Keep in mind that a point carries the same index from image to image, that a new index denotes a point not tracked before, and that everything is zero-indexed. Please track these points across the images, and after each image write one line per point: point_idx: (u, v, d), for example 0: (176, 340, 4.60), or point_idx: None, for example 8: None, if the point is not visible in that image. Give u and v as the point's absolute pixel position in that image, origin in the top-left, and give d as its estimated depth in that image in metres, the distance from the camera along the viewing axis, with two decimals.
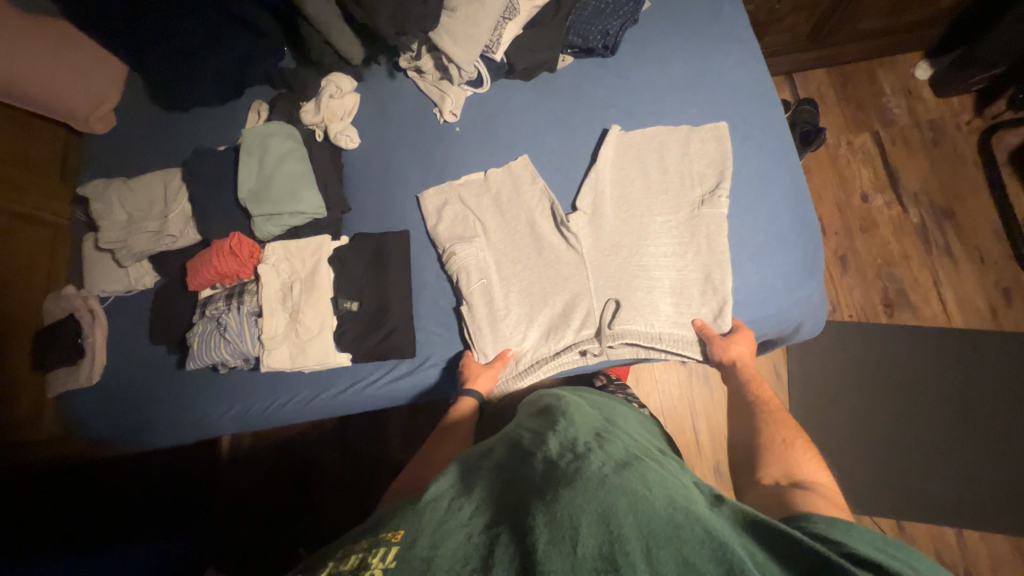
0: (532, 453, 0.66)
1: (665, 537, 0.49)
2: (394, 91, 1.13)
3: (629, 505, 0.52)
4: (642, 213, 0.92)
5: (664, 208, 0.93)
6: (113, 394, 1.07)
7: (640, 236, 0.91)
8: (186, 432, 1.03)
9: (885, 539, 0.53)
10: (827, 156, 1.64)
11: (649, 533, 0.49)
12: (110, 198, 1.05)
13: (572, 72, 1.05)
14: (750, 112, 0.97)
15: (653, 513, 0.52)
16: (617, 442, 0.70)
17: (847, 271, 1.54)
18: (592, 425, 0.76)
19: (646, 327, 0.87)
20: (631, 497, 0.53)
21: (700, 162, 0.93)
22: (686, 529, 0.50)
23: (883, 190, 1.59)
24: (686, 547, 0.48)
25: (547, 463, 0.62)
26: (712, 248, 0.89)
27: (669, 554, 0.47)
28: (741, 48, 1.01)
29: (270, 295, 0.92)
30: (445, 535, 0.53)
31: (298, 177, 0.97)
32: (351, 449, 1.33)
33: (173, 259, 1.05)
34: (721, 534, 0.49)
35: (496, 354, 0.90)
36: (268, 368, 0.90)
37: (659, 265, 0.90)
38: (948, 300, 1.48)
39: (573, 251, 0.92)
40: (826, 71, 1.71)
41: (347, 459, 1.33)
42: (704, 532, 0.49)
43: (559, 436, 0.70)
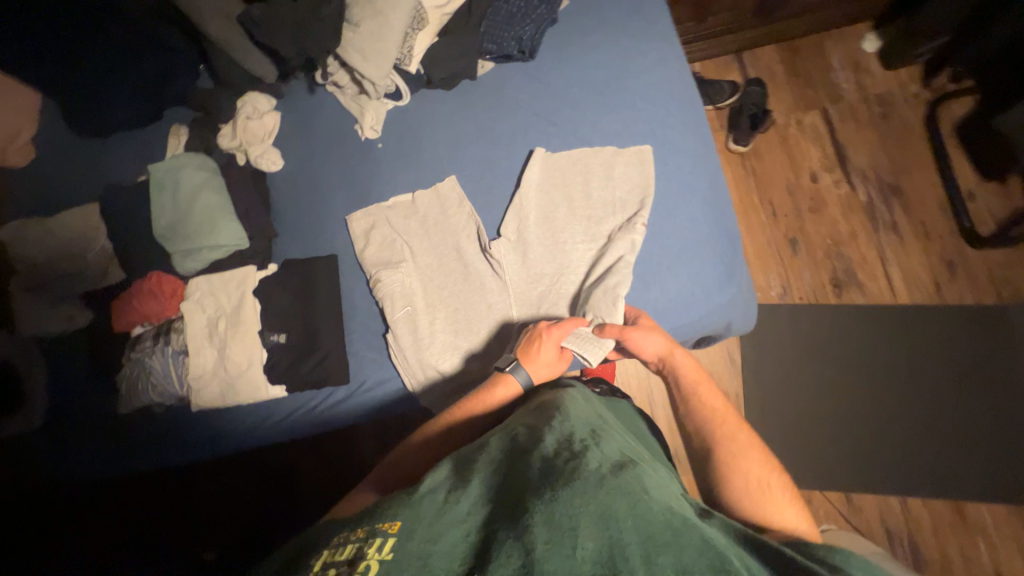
0: (529, 443, 0.62)
1: (664, 542, 0.49)
2: (315, 107, 1.09)
3: (628, 508, 0.51)
4: (563, 240, 0.91)
5: (585, 236, 0.91)
6: (37, 437, 0.99)
7: (560, 264, 0.91)
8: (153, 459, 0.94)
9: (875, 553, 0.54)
10: (777, 137, 1.62)
11: (646, 538, 0.49)
12: (28, 239, 1.03)
13: (492, 79, 1.02)
14: (671, 114, 0.95)
15: (652, 518, 0.51)
16: (613, 437, 0.66)
17: (798, 253, 1.55)
18: (585, 410, 0.71)
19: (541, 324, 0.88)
20: (632, 501, 0.52)
21: (623, 188, 0.90)
22: (685, 535, 0.50)
23: (832, 169, 1.58)
24: (681, 554, 0.48)
25: (542, 456, 0.59)
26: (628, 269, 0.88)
27: (666, 558, 0.48)
28: (660, 47, 0.98)
29: (195, 332, 0.92)
30: (443, 530, 0.51)
31: (214, 212, 0.95)
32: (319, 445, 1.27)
33: (101, 298, 1.04)
34: (715, 544, 0.50)
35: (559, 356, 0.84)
36: (199, 407, 0.91)
37: (578, 285, 0.89)
38: (894, 277, 1.50)
39: (496, 277, 0.92)
40: (775, 47, 1.68)
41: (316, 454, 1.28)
42: (698, 541, 0.50)
43: (555, 422, 0.66)
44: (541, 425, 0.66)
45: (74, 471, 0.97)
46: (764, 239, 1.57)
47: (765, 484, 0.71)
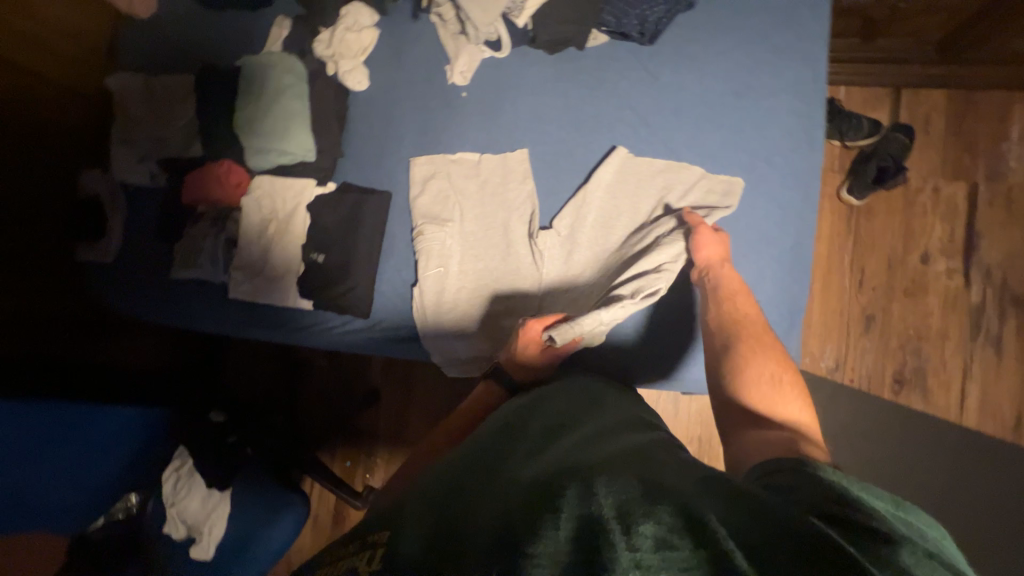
0: (517, 444, 0.63)
1: (646, 512, 0.42)
2: (413, 35, 1.05)
3: (609, 484, 0.47)
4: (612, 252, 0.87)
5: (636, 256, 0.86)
6: (102, 274, 1.12)
7: (601, 275, 0.88)
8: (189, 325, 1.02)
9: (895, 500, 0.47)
10: (901, 200, 1.40)
11: (625, 505, 0.44)
12: (134, 95, 1.11)
13: (600, 54, 0.92)
14: (781, 153, 0.84)
15: (631, 488, 0.46)
16: (593, 430, 0.64)
17: (869, 333, 1.39)
18: (576, 408, 0.70)
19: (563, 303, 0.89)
20: (612, 479, 0.48)
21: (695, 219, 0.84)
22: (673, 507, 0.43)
23: (951, 255, 1.37)
24: (657, 515, 0.42)
25: (526, 454, 0.60)
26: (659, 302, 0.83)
27: (648, 527, 0.41)
28: (799, 72, 0.85)
29: (248, 228, 0.97)
30: (430, 536, 0.48)
31: (292, 118, 0.97)
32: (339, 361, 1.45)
33: (178, 166, 1.11)
34: (699, 514, 0.42)
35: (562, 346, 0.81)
36: (235, 295, 0.98)
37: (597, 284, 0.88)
38: (970, 395, 1.33)
39: (533, 267, 0.90)
40: (945, 94, 1.40)
41: (334, 369, 1.45)
42: (676, 508, 0.43)
43: (544, 427, 0.66)
44: (529, 427, 0.67)
45: (124, 303, 1.12)
46: (838, 306, 1.41)
47: (782, 392, 0.68)
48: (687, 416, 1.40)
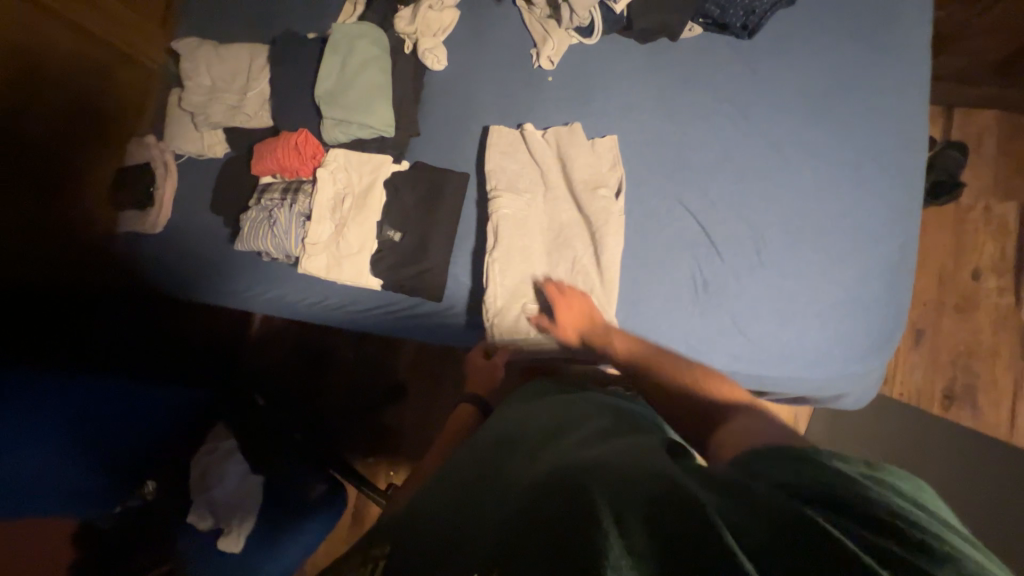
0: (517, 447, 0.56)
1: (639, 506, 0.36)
2: (495, 18, 1.03)
3: (601, 476, 0.40)
4: (709, 244, 0.83)
5: (734, 250, 0.82)
6: (159, 247, 1.11)
7: (694, 269, 0.83)
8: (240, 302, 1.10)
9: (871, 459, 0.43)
10: (952, 217, 1.41)
11: (621, 500, 0.36)
12: (198, 60, 1.07)
13: (695, 47, 0.92)
14: (885, 151, 0.82)
15: (626, 480, 0.39)
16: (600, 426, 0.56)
17: (918, 348, 1.38)
18: (585, 404, 0.63)
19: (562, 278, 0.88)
20: (604, 470, 0.41)
21: (797, 216, 0.82)
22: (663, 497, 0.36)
23: (1002, 273, 1.37)
24: (657, 512, 0.35)
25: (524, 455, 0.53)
26: (753, 304, 0.81)
27: (637, 517, 0.35)
28: (901, 72, 0.84)
29: (322, 202, 0.92)
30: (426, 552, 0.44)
31: (375, 90, 0.94)
32: (371, 349, 1.39)
33: (242, 137, 1.07)
34: (705, 507, 0.35)
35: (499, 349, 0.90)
36: (304, 271, 0.93)
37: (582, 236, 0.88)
38: (1019, 413, 1.32)
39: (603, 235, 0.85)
40: (998, 115, 1.42)
41: (366, 358, 1.39)
42: (675, 498, 0.36)
43: (547, 428, 0.59)
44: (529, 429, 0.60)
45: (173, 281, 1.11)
46: None
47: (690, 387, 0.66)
48: None
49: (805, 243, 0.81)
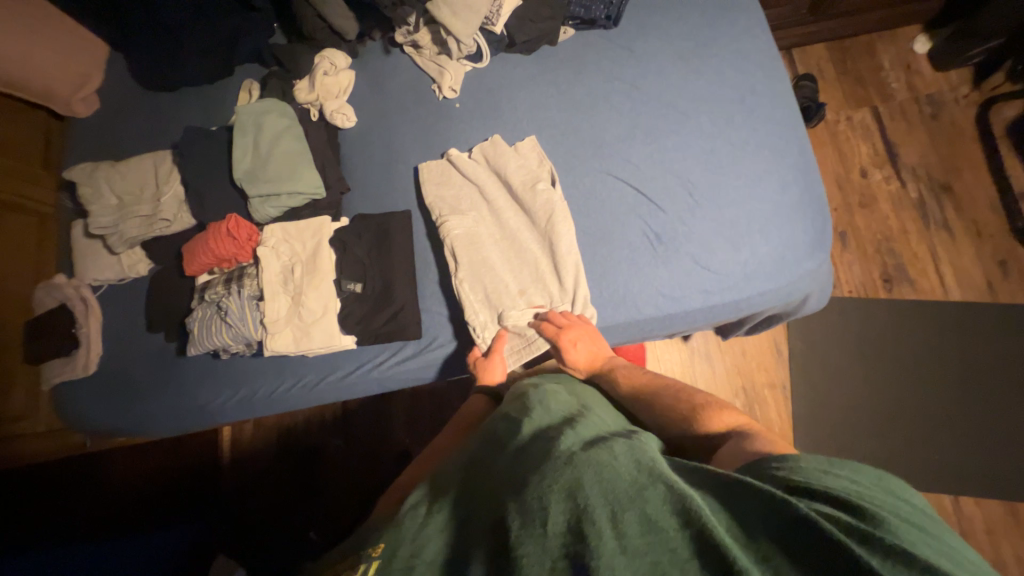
0: (508, 438, 0.59)
1: (628, 498, 0.42)
2: (389, 68, 1.09)
3: (594, 469, 0.45)
4: (647, 200, 0.90)
5: (668, 199, 0.90)
6: (101, 383, 1.01)
7: (643, 225, 0.89)
8: (203, 414, 1.00)
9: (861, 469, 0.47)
10: (826, 133, 1.63)
11: (616, 497, 0.42)
12: (98, 181, 1.02)
13: (574, 45, 1.02)
14: (760, 81, 0.94)
15: (620, 475, 0.44)
16: (592, 419, 0.60)
17: (847, 247, 1.54)
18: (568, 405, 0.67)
19: (535, 273, 0.90)
20: (594, 460, 0.46)
21: (709, 154, 0.91)
22: (649, 486, 0.42)
23: (883, 165, 1.59)
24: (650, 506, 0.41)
25: (517, 448, 0.55)
26: (703, 239, 0.87)
27: (633, 511, 0.40)
28: (746, 18, 0.98)
29: (270, 278, 0.89)
30: (426, 540, 0.47)
31: (295, 155, 0.94)
32: (360, 422, 1.30)
33: (166, 245, 1.02)
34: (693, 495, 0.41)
35: (495, 338, 0.87)
36: (272, 353, 0.88)
37: (540, 238, 0.91)
38: (945, 273, 1.50)
39: (552, 227, 0.89)
40: (825, 46, 1.70)
41: (358, 434, 1.29)
42: (668, 488, 0.41)
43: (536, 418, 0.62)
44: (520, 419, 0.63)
45: (127, 420, 1.00)
46: None
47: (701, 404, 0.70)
48: (725, 367, 1.44)
49: (727, 174, 0.89)
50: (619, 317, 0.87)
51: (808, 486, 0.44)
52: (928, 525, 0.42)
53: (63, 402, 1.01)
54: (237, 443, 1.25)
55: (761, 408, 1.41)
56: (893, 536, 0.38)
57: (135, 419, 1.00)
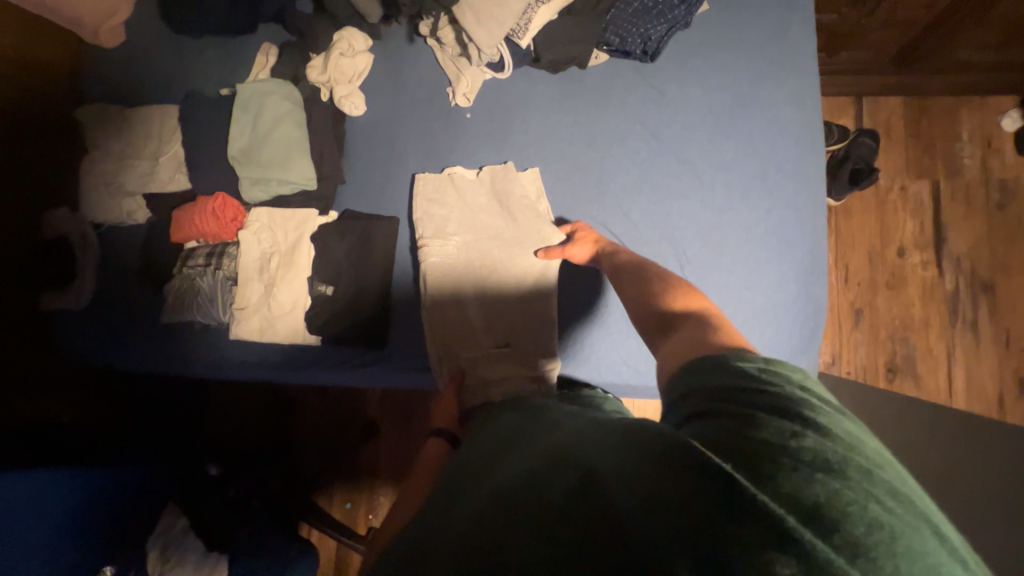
0: (463, 466, 0.58)
1: (556, 526, 0.38)
2: (409, 58, 1.03)
3: (525, 507, 0.41)
4: None
5: None
6: (85, 323, 1.06)
7: None
8: (175, 369, 1.04)
9: (778, 368, 0.45)
10: (874, 199, 1.49)
11: (544, 529, 0.38)
12: (108, 128, 1.05)
13: (603, 73, 0.94)
14: (788, 160, 0.86)
15: (549, 501, 0.40)
16: (538, 427, 0.57)
17: (859, 327, 1.45)
18: (517, 417, 0.63)
19: (505, 310, 0.91)
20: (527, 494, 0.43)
21: (713, 228, 0.85)
22: (576, 508, 0.38)
23: (925, 248, 1.46)
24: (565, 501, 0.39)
25: (471, 472, 0.56)
26: None
27: (559, 542, 0.37)
28: (795, 83, 0.89)
29: (247, 264, 0.91)
30: None
31: (292, 142, 0.93)
32: (333, 396, 1.35)
33: (163, 202, 1.05)
34: (600, 480, 0.40)
35: (446, 375, 0.89)
36: (236, 337, 0.91)
37: (519, 278, 0.90)
38: (955, 377, 1.40)
39: (531, 275, 0.90)
40: (903, 100, 1.52)
41: (328, 407, 1.35)
42: (594, 512, 0.37)
43: (488, 446, 0.59)
44: (480, 444, 0.61)
45: (105, 357, 1.05)
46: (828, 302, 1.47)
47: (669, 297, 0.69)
48: None
49: (726, 255, 0.84)
50: (578, 376, 0.90)
51: (731, 414, 0.41)
52: (832, 415, 0.40)
53: (53, 340, 1.05)
54: (214, 407, 1.30)
55: None
56: (817, 468, 0.35)
57: (111, 360, 1.05)
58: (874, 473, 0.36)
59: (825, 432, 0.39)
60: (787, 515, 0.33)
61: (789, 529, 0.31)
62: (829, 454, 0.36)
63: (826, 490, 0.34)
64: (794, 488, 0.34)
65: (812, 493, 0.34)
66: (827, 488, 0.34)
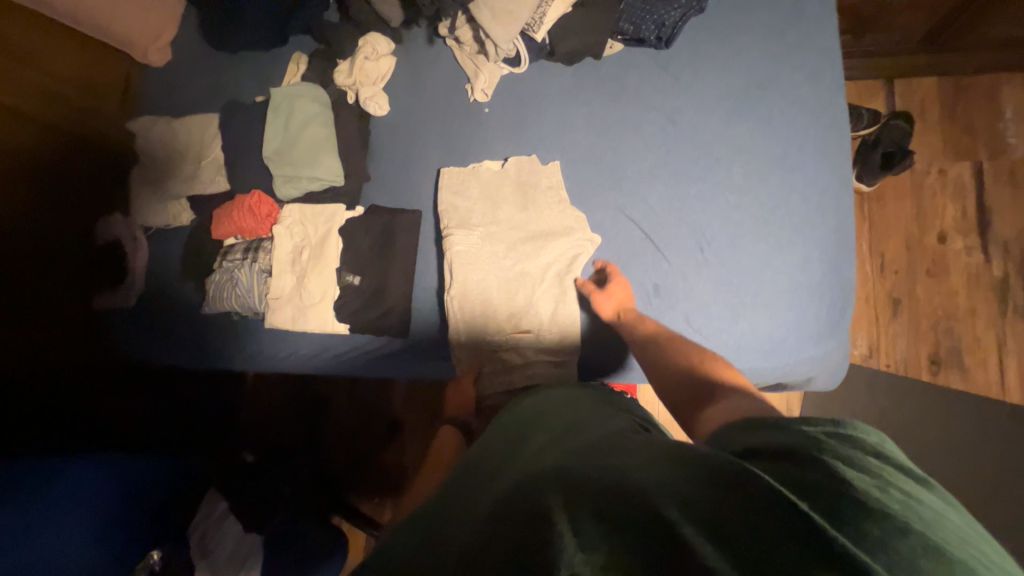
0: (484, 469, 0.59)
1: (589, 507, 0.38)
2: (429, 59, 1.07)
3: (559, 490, 0.42)
4: (647, 249, 0.86)
5: (678, 253, 0.85)
6: (134, 319, 1.14)
7: (634, 274, 0.86)
8: (217, 360, 1.11)
9: (853, 432, 0.44)
10: (909, 184, 1.43)
11: (577, 510, 0.38)
12: (155, 136, 1.14)
13: (618, 63, 0.95)
14: (811, 138, 0.85)
15: (583, 489, 0.41)
16: (570, 430, 0.58)
17: (898, 317, 1.39)
18: (547, 419, 0.65)
19: (525, 300, 0.90)
20: (562, 482, 0.43)
21: (735, 212, 0.84)
22: (612, 494, 0.39)
23: (969, 233, 1.38)
24: (608, 502, 0.38)
25: (498, 465, 0.57)
26: (703, 301, 0.82)
27: (591, 522, 0.37)
28: (815, 62, 0.88)
29: (280, 257, 0.96)
30: None
31: (320, 141, 0.98)
32: (359, 392, 1.39)
33: (206, 203, 1.12)
34: (647, 485, 0.39)
35: (469, 365, 0.91)
36: (271, 325, 0.96)
37: (540, 266, 0.90)
38: (1008, 369, 1.32)
39: (552, 264, 0.90)
40: (938, 80, 1.45)
41: (355, 403, 1.39)
42: (634, 497, 0.38)
43: (518, 443, 0.61)
44: (502, 447, 0.62)
45: (152, 351, 1.13)
46: (862, 293, 1.41)
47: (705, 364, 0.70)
48: None
49: (748, 236, 0.83)
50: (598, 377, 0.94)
51: (801, 456, 0.41)
52: (912, 480, 0.39)
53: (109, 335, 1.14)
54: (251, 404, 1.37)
55: None
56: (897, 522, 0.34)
57: (163, 355, 1.13)
58: (962, 542, 0.34)
59: (904, 493, 0.37)
60: (865, 558, 0.31)
61: (864, 565, 0.30)
62: (909, 512, 0.35)
63: (909, 547, 0.32)
64: (874, 536, 0.33)
65: (896, 545, 0.32)
66: (907, 541, 0.32)
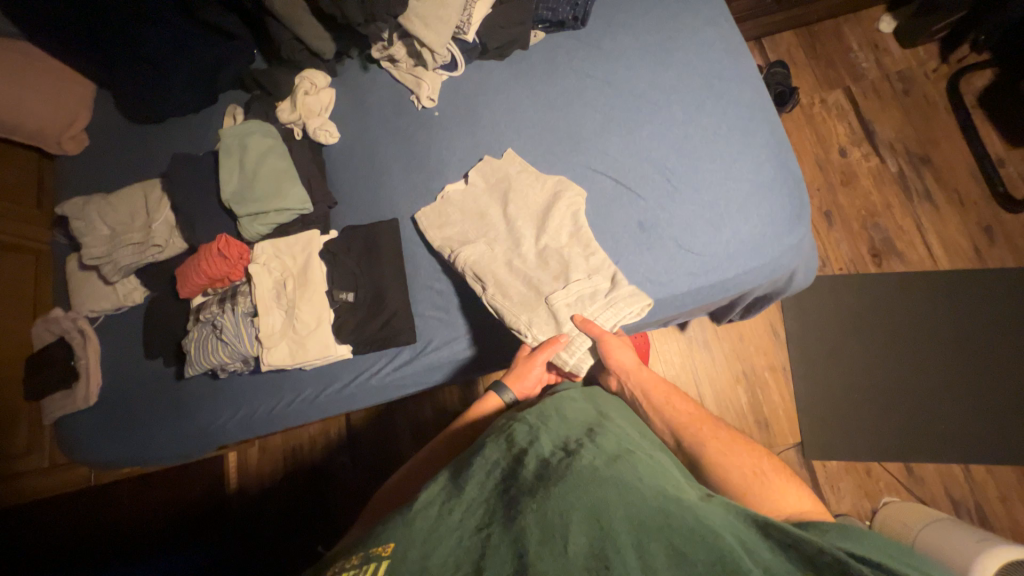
0: (515, 435, 0.63)
1: (656, 528, 0.47)
2: (368, 83, 1.11)
3: (622, 504, 0.50)
4: (621, 193, 0.92)
5: (649, 189, 0.92)
6: (98, 415, 1.01)
7: (617, 217, 0.92)
8: (207, 438, 0.99)
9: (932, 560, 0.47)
10: (803, 117, 1.66)
11: (641, 533, 0.47)
12: (89, 214, 1.05)
13: (545, 47, 1.05)
14: (725, 70, 0.98)
15: (646, 512, 0.49)
16: (610, 431, 0.65)
17: (833, 225, 1.56)
18: (581, 413, 0.71)
19: (533, 270, 0.89)
20: (622, 492, 0.51)
21: (686, 141, 0.93)
22: (676, 520, 0.48)
23: (861, 143, 1.62)
24: (676, 538, 0.46)
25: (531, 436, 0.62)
26: (684, 223, 0.89)
27: (658, 549, 0.46)
28: (707, 12, 1.02)
29: (263, 294, 0.91)
30: (438, 542, 0.48)
31: (281, 171, 0.97)
32: (361, 435, 1.28)
33: (161, 271, 1.04)
34: (715, 529, 0.47)
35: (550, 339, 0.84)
36: (268, 366, 0.89)
37: (531, 235, 0.92)
38: (932, 244, 1.51)
39: (540, 228, 0.92)
40: (795, 33, 1.73)
41: (360, 449, 1.27)
42: (697, 524, 0.47)
43: (547, 421, 0.66)
44: (530, 419, 0.67)
45: (119, 447, 0.98)
46: None
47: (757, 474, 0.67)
48: (723, 353, 1.44)
49: (702, 157, 0.92)
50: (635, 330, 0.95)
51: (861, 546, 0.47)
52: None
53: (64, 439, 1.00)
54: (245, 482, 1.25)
55: (763, 391, 1.40)
56: None
57: (134, 449, 0.98)
58: None
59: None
60: None
61: None
62: None
63: None
64: None
65: None
66: None
